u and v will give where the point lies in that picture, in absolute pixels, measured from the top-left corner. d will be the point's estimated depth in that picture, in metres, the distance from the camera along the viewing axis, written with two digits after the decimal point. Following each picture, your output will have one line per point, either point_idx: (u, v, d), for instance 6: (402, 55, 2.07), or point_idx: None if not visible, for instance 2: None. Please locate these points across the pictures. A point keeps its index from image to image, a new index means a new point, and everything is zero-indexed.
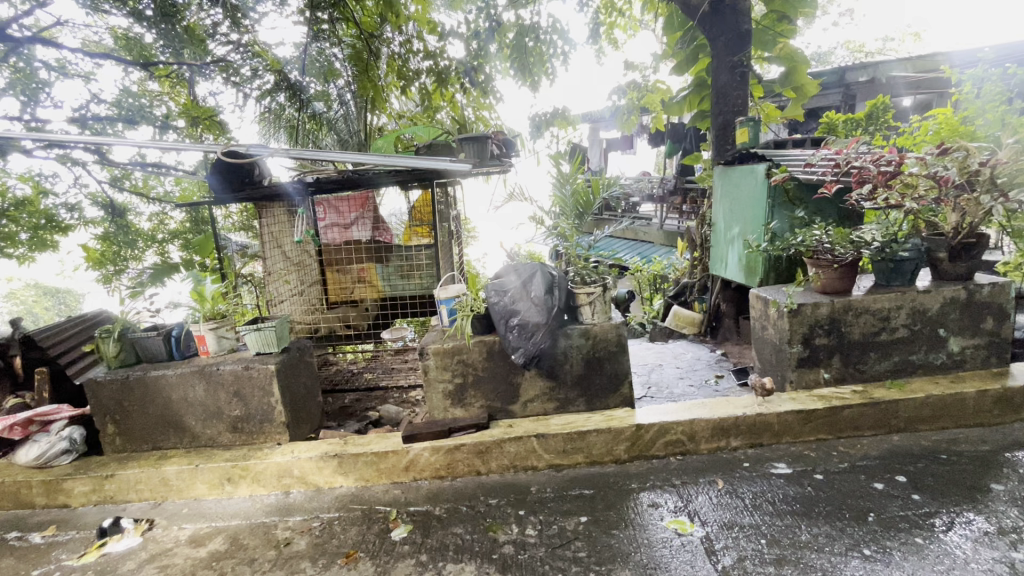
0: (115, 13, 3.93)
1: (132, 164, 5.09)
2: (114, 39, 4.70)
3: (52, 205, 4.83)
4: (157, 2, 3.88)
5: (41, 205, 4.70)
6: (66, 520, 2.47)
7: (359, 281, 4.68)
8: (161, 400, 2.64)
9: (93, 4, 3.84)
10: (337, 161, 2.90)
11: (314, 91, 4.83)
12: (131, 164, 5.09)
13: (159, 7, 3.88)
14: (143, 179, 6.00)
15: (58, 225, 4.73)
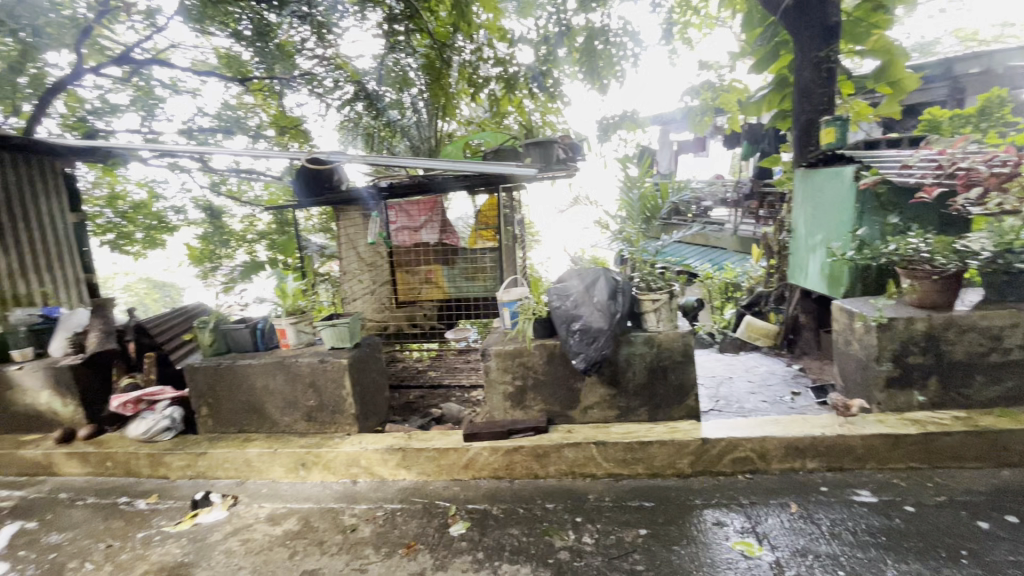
0: (219, 34, 4.39)
1: (227, 170, 5.58)
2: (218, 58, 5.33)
3: (164, 208, 6.03)
4: (255, 23, 4.33)
5: (155, 208, 5.97)
6: (165, 490, 2.75)
7: (426, 281, 4.81)
8: (246, 387, 2.87)
9: (202, 28, 4.34)
10: (410, 167, 3.06)
11: (390, 100, 5.18)
12: (226, 171, 5.59)
13: (256, 28, 4.33)
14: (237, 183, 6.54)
15: (164, 225, 5.99)
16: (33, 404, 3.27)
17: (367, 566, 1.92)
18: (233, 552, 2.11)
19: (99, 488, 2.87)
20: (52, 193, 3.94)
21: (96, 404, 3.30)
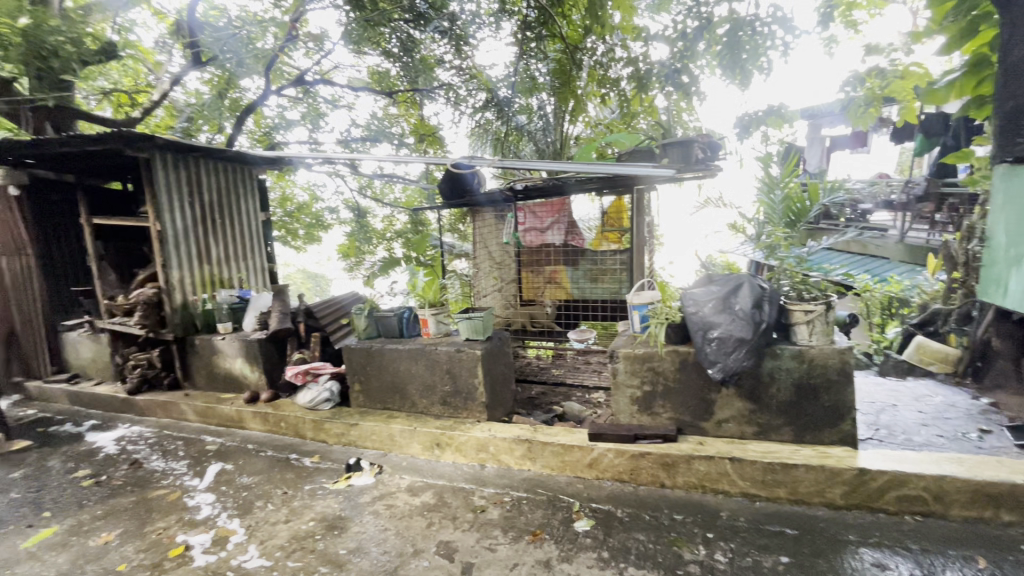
0: (373, 53, 5.71)
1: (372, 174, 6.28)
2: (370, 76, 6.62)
3: (322, 209, 7.82)
4: (402, 43, 5.46)
5: (314, 209, 7.82)
6: (325, 452, 3.17)
7: (550, 281, 4.86)
8: (392, 369, 3.20)
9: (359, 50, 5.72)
10: (537, 169, 3.16)
11: (519, 106, 5.53)
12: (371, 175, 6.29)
13: (403, 46, 5.47)
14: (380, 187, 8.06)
15: (319, 224, 7.85)
16: (230, 368, 3.99)
17: (496, 546, 2.04)
18: (379, 513, 2.38)
19: (275, 443, 3.41)
20: (252, 196, 4.89)
21: (274, 373, 3.92)
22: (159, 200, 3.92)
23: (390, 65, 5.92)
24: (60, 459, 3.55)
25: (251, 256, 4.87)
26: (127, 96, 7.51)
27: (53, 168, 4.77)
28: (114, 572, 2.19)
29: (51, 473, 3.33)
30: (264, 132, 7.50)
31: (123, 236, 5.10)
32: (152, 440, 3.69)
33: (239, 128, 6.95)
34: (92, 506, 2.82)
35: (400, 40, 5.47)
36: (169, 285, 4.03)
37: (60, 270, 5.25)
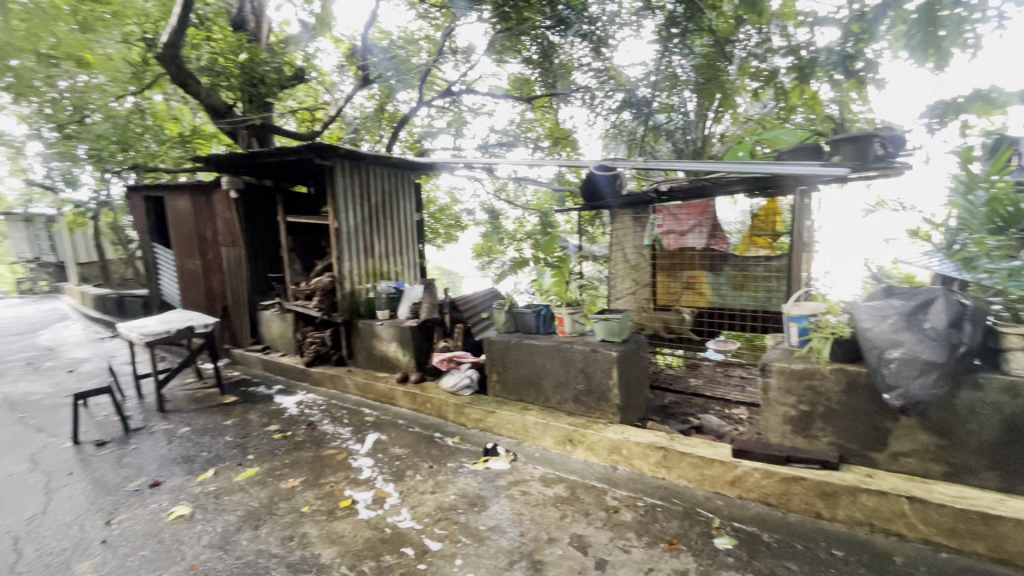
0: (514, 60, 6.13)
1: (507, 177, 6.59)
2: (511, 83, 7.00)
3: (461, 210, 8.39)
4: (543, 50, 5.70)
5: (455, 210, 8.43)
6: (464, 435, 3.43)
7: (687, 287, 4.68)
8: (528, 363, 3.34)
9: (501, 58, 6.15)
10: (673, 169, 3.00)
11: (658, 105, 5.38)
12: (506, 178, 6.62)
13: (543, 52, 5.73)
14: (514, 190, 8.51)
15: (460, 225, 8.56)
16: (385, 350, 4.50)
17: (629, 548, 2.04)
18: (516, 498, 2.52)
19: (421, 421, 3.77)
20: (407, 197, 5.46)
21: (422, 358, 4.33)
22: (337, 203, 4.56)
23: (530, 70, 6.20)
24: (259, 414, 4.34)
25: (404, 251, 5.45)
26: (309, 114, 8.86)
27: (258, 174, 5.79)
28: (300, 511, 2.63)
29: (253, 424, 4.09)
30: (415, 140, 8.41)
31: (307, 232, 6.03)
32: (324, 406, 4.33)
33: (396, 137, 7.80)
34: (283, 455, 3.41)
35: (540, 46, 5.72)
36: (342, 275, 4.68)
37: (263, 259, 6.40)
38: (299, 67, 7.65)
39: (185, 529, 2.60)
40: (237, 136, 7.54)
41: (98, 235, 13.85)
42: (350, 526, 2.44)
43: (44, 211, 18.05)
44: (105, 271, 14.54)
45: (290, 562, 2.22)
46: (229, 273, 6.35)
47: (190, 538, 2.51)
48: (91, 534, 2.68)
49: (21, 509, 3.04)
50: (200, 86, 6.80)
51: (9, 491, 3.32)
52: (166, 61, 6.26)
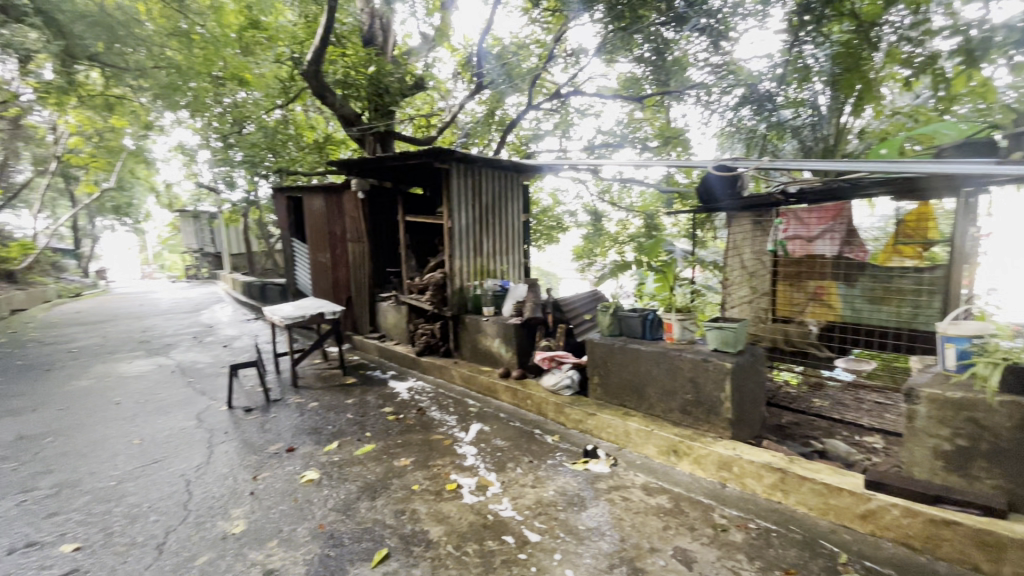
0: (625, 59, 5.98)
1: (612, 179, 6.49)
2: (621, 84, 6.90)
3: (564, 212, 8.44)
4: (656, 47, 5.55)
5: None
6: (564, 434, 3.46)
7: (813, 298, 4.30)
8: (632, 368, 3.28)
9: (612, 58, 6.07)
10: (795, 169, 2.71)
11: (783, 99, 4.99)
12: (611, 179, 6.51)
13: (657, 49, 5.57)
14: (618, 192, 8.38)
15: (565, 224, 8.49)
16: (489, 345, 4.67)
17: (740, 570, 1.93)
18: (616, 504, 2.50)
19: (522, 417, 3.86)
20: (514, 198, 5.61)
21: (524, 356, 4.43)
22: (451, 204, 4.82)
23: (641, 69, 6.05)
24: (375, 396, 4.74)
25: (509, 250, 5.62)
26: (425, 120, 9.43)
27: (381, 177, 6.30)
28: (411, 489, 2.84)
29: (370, 405, 4.48)
30: (522, 143, 8.65)
31: (421, 230, 6.46)
32: (432, 394, 4.62)
33: (504, 140, 8.06)
34: (395, 435, 3.71)
35: (653, 45, 5.48)
36: (452, 271, 4.95)
37: (382, 255, 6.96)
38: (419, 77, 8.22)
39: (315, 491, 2.94)
40: (363, 142, 8.26)
41: (247, 231, 16.03)
42: (456, 508, 2.58)
43: (208, 210, 21.29)
44: (250, 262, 16.77)
45: (403, 534, 2.41)
46: (353, 267, 7.00)
47: (319, 500, 2.83)
48: (243, 486, 3.13)
49: (191, 458, 3.64)
50: (336, 97, 7.57)
51: (182, 442, 3.98)
52: (309, 76, 7.06)
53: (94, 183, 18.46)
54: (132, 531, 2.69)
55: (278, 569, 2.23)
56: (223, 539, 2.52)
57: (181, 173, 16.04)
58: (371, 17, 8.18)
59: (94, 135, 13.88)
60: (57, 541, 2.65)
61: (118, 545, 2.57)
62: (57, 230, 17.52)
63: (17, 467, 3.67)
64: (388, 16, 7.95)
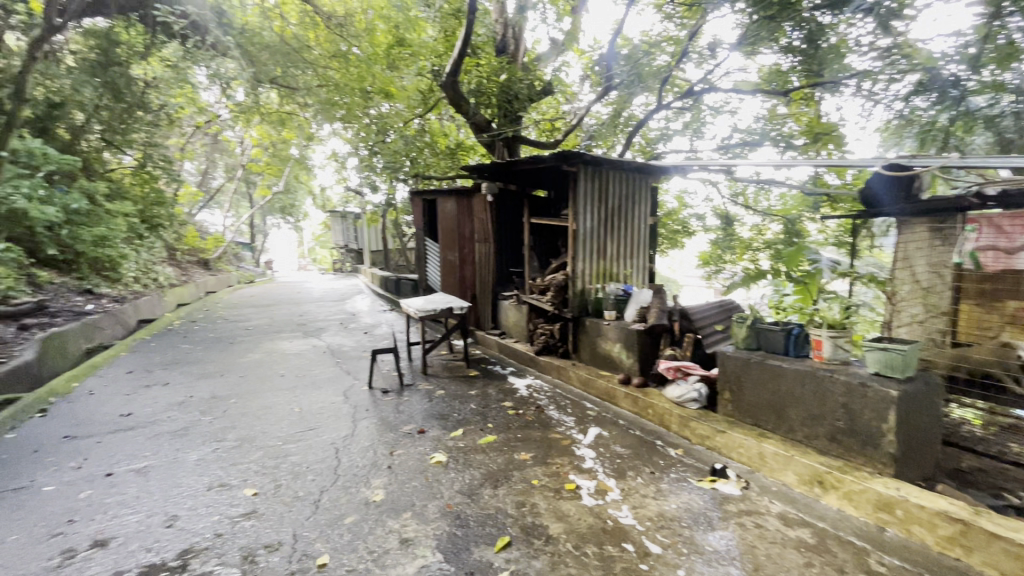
0: (769, 51, 5.50)
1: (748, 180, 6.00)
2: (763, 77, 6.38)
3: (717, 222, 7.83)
4: (808, 34, 5.03)
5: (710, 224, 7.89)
6: (688, 449, 3.31)
7: (1008, 322, 3.78)
8: (771, 386, 3.02)
9: (754, 50, 5.62)
10: (992, 167, 2.26)
11: (974, 84, 4.12)
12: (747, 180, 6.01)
13: (808, 37, 5.05)
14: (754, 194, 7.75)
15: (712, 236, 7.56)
16: (610, 350, 4.61)
17: None
18: (749, 530, 2.34)
19: (642, 426, 3.76)
20: (641, 200, 5.48)
21: (647, 363, 4.30)
22: (577, 206, 4.86)
23: (789, 59, 5.53)
24: (496, 390, 4.96)
25: (634, 254, 5.50)
26: (551, 124, 9.56)
27: (509, 180, 6.55)
28: (531, 483, 2.93)
29: (491, 398, 4.70)
30: (649, 144, 8.40)
31: (545, 232, 6.59)
32: (550, 393, 4.70)
33: (630, 141, 7.89)
34: (516, 429, 3.84)
35: (806, 30, 5.02)
36: (575, 274, 4.98)
37: (506, 255, 7.23)
38: (547, 81, 8.40)
39: (443, 473, 3.17)
40: (493, 147, 8.65)
41: (385, 230, 17.70)
42: (575, 508, 2.61)
43: (353, 211, 23.89)
44: (386, 258, 18.48)
45: (524, 525, 2.50)
46: (479, 265, 7.37)
47: (447, 481, 3.05)
48: (381, 459, 3.48)
49: (339, 429, 4.14)
50: (470, 106, 8.03)
51: (332, 414, 4.54)
52: (447, 87, 7.57)
53: (267, 187, 21.76)
54: (296, 486, 3.14)
55: (413, 538, 2.45)
56: (367, 504, 2.84)
57: (334, 178, 18.22)
58: (504, 26, 8.56)
59: (271, 147, 16.37)
60: (241, 485, 3.19)
61: (286, 495, 3.03)
62: (239, 226, 21.00)
63: (213, 420, 4.49)
64: (520, 24, 8.24)
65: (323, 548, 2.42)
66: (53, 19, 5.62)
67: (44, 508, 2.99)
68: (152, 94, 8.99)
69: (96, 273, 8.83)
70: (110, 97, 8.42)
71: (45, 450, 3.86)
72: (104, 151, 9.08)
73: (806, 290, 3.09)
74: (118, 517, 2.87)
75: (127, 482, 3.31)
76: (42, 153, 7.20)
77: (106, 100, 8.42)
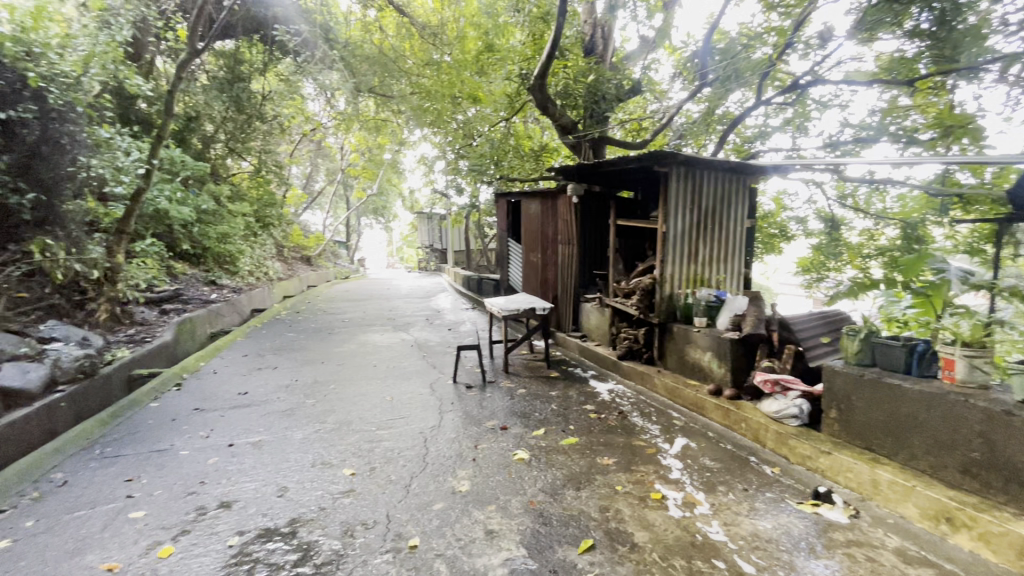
0: (888, 36, 4.98)
1: (860, 179, 5.46)
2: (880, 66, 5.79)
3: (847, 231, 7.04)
4: (937, 17, 4.50)
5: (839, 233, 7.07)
6: (786, 469, 3.08)
7: None
8: (888, 407, 2.74)
9: (870, 37, 5.12)
10: None
11: None
12: (859, 179, 5.48)
13: (937, 19, 4.51)
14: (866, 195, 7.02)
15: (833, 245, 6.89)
16: (699, 358, 4.41)
17: None
18: (858, 563, 2.15)
19: (734, 440, 3.56)
20: (737, 203, 5.20)
21: (740, 375, 4.07)
22: (668, 207, 4.71)
23: (912, 46, 4.98)
24: (577, 392, 4.94)
25: (727, 259, 5.23)
26: (637, 125, 9.35)
27: (594, 181, 6.48)
28: (615, 488, 2.89)
29: (572, 400, 4.69)
30: (745, 142, 7.94)
31: (630, 234, 6.45)
32: (633, 400, 4.59)
33: (723, 139, 7.48)
34: (598, 433, 3.81)
35: (936, 11, 4.49)
36: (663, 278, 4.83)
37: (589, 257, 7.16)
38: (636, 81, 8.22)
39: (526, 470, 3.21)
40: (578, 149, 8.61)
41: (468, 231, 18.28)
42: (662, 518, 2.54)
43: (439, 213, 24.94)
44: (468, 258, 19.06)
45: (608, 529, 2.48)
46: (561, 267, 7.37)
47: (529, 478, 3.09)
48: (466, 451, 3.61)
49: (426, 420, 4.34)
50: (556, 107, 8.08)
51: (420, 405, 4.78)
52: (535, 89, 7.66)
53: (363, 190, 23.36)
54: (388, 470, 3.34)
55: (497, 531, 2.52)
56: (454, 493, 2.96)
57: (422, 181, 19.11)
58: (592, 27, 8.51)
59: (368, 152, 17.54)
60: (341, 464, 3.46)
61: (380, 477, 3.24)
62: (337, 225, 22.73)
63: (315, 404, 4.90)
64: (609, 23, 8.17)
65: (414, 531, 2.57)
66: (196, 44, 6.42)
67: (181, 470, 3.44)
68: (269, 105, 10.08)
69: (219, 266, 9.97)
70: (235, 109, 9.47)
71: (181, 419, 4.44)
72: (229, 158, 10.24)
73: (928, 303, 2.91)
74: (239, 483, 3.23)
75: (246, 453, 3.72)
76: (182, 160, 8.29)
77: (231, 112, 9.47)
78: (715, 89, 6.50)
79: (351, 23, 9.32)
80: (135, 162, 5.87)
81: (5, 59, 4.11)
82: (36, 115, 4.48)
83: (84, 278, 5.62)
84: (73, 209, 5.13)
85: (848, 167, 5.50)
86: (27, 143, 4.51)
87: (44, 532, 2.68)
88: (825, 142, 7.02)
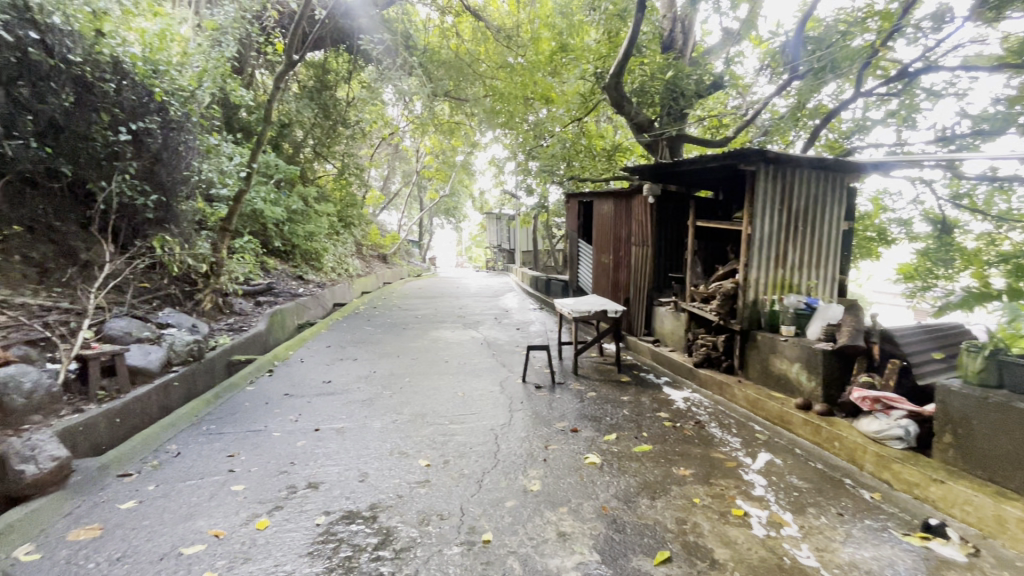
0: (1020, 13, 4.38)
1: (978, 176, 4.87)
2: (1006, 49, 5.13)
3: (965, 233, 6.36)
4: None
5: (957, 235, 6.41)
6: (888, 495, 2.81)
7: None
8: (1019, 436, 2.42)
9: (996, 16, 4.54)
10: None
11: None
12: (977, 176, 4.88)
13: None
14: (986, 194, 6.23)
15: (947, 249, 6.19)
16: (786, 369, 4.13)
17: None
18: None
19: (824, 459, 3.30)
20: (832, 203, 4.80)
21: (833, 389, 3.76)
22: (754, 208, 4.45)
23: None
24: (650, 398, 4.80)
25: (820, 263, 4.85)
26: (717, 122, 8.94)
27: (672, 181, 6.25)
28: (692, 501, 2.77)
29: (645, 406, 4.56)
30: (840, 138, 7.33)
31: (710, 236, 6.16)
32: (710, 410, 4.38)
33: (815, 134, 6.95)
34: (673, 442, 3.68)
35: None
36: (747, 282, 4.57)
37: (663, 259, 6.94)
38: (717, 75, 7.84)
39: (597, 474, 3.17)
40: (655, 148, 8.34)
41: (537, 232, 18.36)
42: (744, 536, 2.40)
43: (508, 213, 25.25)
44: (536, 258, 19.12)
45: (685, 542, 2.39)
46: (634, 269, 7.19)
47: (602, 483, 3.04)
48: (537, 451, 3.62)
49: (497, 417, 4.41)
50: (631, 106, 7.89)
51: (490, 402, 4.86)
52: (610, 88, 7.52)
53: (435, 191, 24.17)
54: (461, 463, 3.43)
55: (570, 534, 2.50)
56: (525, 492, 2.98)
57: (492, 182, 19.45)
58: (672, 21, 8.25)
59: (441, 154, 18.11)
60: (416, 455, 3.60)
61: (452, 470, 3.33)
62: (411, 225, 23.67)
63: (391, 395, 5.14)
64: (689, 17, 7.86)
65: (487, 526, 2.61)
66: (292, 56, 6.93)
67: (274, 450, 3.73)
68: (352, 111, 10.69)
69: (307, 262, 10.72)
70: (322, 116, 10.16)
71: (273, 403, 4.82)
72: (316, 162, 10.97)
73: None
74: (324, 466, 3.45)
75: (330, 438, 3.97)
76: (275, 164, 9.03)
77: (319, 118, 10.16)
78: (807, 82, 6.07)
79: (429, 30, 9.66)
80: (238, 166, 6.45)
81: (137, 76, 4.66)
82: (159, 125, 4.99)
83: (194, 271, 6.25)
84: (186, 208, 5.74)
85: (965, 162, 4.92)
86: (152, 150, 5.04)
87: (162, 497, 3.01)
88: (938, 135, 6.31)
